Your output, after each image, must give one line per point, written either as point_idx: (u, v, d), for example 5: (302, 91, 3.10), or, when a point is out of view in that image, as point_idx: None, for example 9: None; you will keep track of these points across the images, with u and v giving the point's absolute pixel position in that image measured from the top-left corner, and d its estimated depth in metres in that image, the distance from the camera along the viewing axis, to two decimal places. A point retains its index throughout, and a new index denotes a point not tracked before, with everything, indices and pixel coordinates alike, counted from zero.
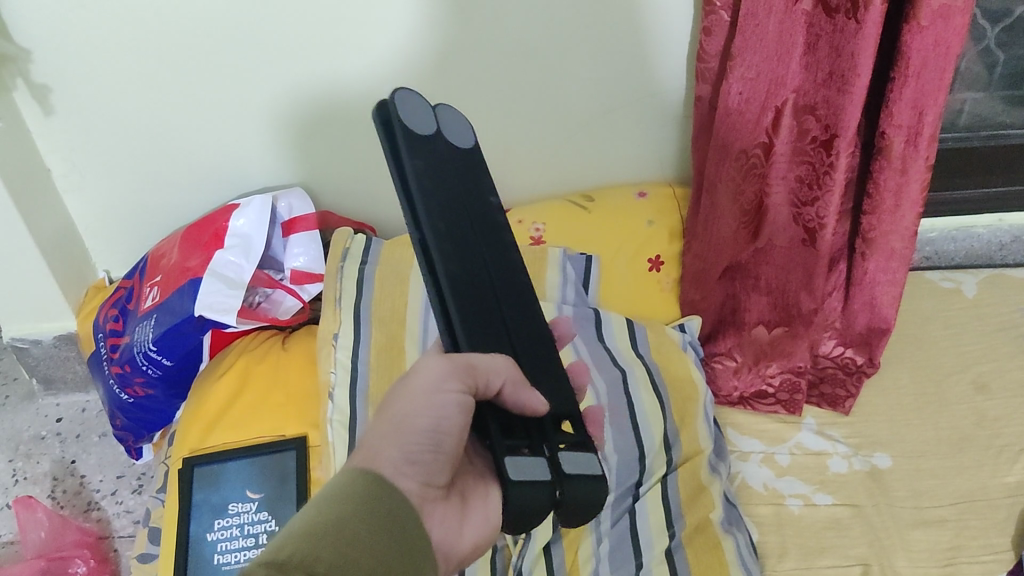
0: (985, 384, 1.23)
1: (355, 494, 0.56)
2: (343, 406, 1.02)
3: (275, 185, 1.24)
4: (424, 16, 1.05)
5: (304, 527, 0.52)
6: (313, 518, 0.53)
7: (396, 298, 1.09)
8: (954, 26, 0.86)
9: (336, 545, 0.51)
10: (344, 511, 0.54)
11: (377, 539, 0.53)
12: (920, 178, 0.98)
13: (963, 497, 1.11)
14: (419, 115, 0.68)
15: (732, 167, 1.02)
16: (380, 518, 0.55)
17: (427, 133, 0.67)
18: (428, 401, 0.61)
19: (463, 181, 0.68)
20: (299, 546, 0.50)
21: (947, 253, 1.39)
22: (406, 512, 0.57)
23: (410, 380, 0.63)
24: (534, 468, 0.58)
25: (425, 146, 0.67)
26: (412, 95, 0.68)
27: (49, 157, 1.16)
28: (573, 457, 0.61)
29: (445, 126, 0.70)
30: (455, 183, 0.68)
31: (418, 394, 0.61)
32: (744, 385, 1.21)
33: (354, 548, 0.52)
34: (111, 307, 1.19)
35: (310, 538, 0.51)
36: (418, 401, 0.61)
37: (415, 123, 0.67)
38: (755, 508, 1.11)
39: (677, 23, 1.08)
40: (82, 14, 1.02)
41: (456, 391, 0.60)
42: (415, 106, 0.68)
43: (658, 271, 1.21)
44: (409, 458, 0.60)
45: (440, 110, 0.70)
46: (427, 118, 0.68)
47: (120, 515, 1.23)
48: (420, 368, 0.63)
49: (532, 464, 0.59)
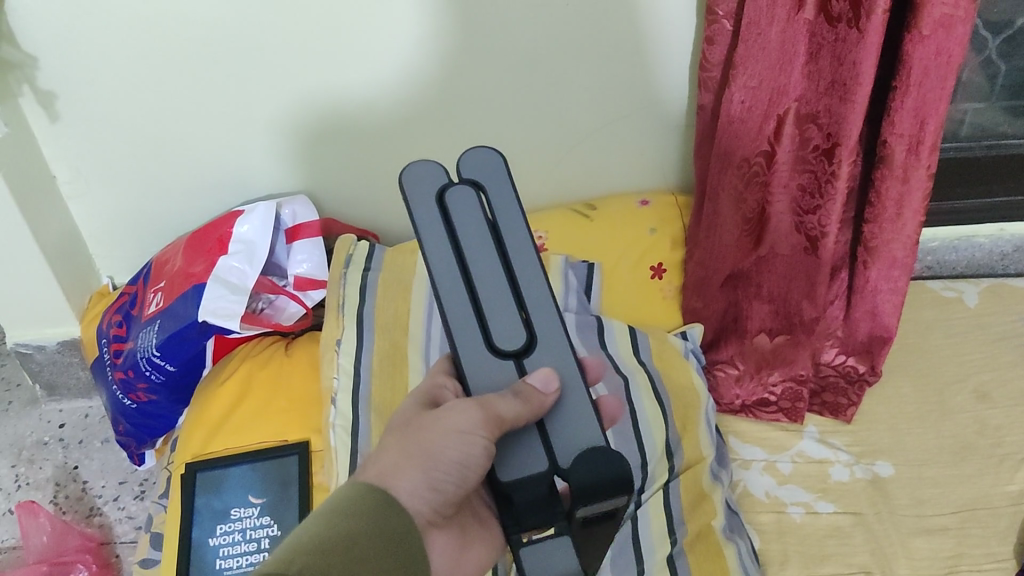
0: (986, 393, 1.23)
1: (359, 512, 0.57)
2: (344, 411, 1.02)
3: (279, 192, 1.24)
4: (428, 24, 1.06)
5: (314, 539, 0.53)
6: (320, 531, 0.54)
7: (398, 304, 1.09)
8: (955, 36, 0.87)
9: (343, 560, 0.52)
10: (350, 526, 0.55)
11: (383, 555, 0.55)
12: (921, 187, 0.99)
13: (964, 505, 1.11)
14: (434, 186, 0.66)
15: (734, 176, 1.03)
16: (383, 537, 0.56)
17: (474, 208, 0.65)
18: (459, 438, 0.63)
19: (484, 261, 0.65)
20: (310, 557, 0.51)
21: (949, 263, 1.39)
22: (410, 533, 0.59)
23: (442, 412, 0.66)
24: (548, 555, 0.64)
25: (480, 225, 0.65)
26: (409, 171, 0.66)
27: (54, 163, 1.17)
28: (536, 555, 0.64)
29: (413, 211, 0.65)
30: (492, 268, 0.65)
31: (449, 429, 0.64)
32: (745, 395, 1.21)
33: (362, 564, 0.53)
34: (115, 313, 1.20)
35: (318, 551, 0.52)
36: (448, 438, 0.64)
37: (459, 197, 0.65)
38: (756, 516, 1.11)
39: (679, 31, 1.08)
40: (88, 21, 1.03)
41: (482, 439, 0.63)
42: (429, 172, 0.66)
43: (660, 278, 1.21)
44: (432, 484, 0.65)
45: (464, 168, 0.66)
46: (422, 202, 0.65)
47: (121, 521, 1.23)
48: (452, 406, 0.65)
49: (550, 553, 0.64)
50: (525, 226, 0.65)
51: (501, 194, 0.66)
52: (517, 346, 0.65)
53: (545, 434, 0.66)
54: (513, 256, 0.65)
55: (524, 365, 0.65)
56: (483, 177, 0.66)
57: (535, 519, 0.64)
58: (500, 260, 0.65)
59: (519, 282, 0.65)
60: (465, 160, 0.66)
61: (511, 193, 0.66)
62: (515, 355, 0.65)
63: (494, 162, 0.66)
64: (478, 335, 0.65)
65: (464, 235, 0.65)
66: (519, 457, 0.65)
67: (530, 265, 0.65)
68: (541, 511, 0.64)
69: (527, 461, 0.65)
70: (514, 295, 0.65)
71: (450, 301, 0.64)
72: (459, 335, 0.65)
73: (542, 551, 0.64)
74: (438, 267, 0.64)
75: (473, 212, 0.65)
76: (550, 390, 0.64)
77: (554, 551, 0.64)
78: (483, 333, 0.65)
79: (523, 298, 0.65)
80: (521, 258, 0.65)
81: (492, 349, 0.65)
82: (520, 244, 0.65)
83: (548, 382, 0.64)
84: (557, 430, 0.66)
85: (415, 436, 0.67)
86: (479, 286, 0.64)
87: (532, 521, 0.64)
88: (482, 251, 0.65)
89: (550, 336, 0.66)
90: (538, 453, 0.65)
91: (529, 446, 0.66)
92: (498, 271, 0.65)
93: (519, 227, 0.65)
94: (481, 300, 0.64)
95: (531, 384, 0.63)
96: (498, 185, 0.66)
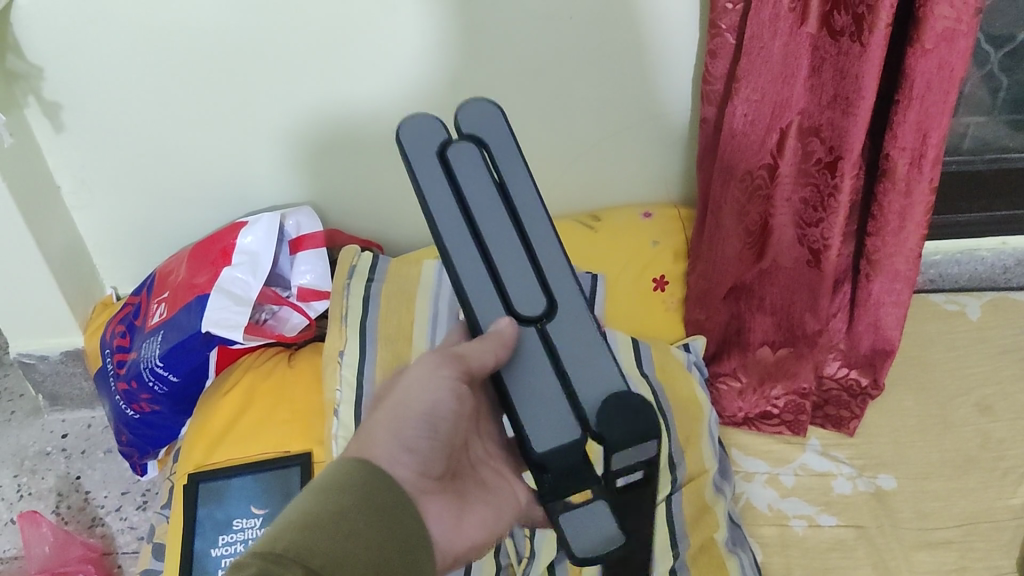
0: (989, 406, 1.23)
1: (351, 486, 0.57)
2: (348, 423, 1.04)
3: (283, 204, 1.24)
4: (432, 35, 1.06)
5: (306, 518, 0.53)
6: (312, 508, 0.54)
7: (401, 316, 1.10)
8: (958, 50, 0.87)
9: (332, 539, 0.52)
10: (343, 503, 0.55)
11: (373, 529, 0.55)
12: (924, 202, 0.99)
13: (968, 519, 1.11)
14: (435, 142, 0.64)
15: (737, 189, 1.02)
16: (376, 512, 0.57)
17: (485, 176, 0.63)
18: (425, 387, 0.68)
19: (502, 232, 0.63)
20: (298, 537, 0.52)
21: (951, 276, 1.38)
22: (402, 505, 0.59)
23: (408, 379, 0.69)
24: (589, 523, 0.63)
25: (489, 195, 0.63)
26: (406, 124, 0.64)
27: (59, 174, 1.17)
28: (576, 524, 0.63)
29: (417, 173, 0.64)
30: (507, 236, 0.63)
31: (418, 386, 0.68)
32: (748, 407, 1.21)
33: (352, 541, 0.53)
34: (118, 323, 1.20)
35: (306, 529, 0.52)
36: (417, 390, 0.68)
37: (463, 159, 0.63)
38: (759, 529, 1.11)
39: (683, 43, 1.08)
40: (93, 32, 1.03)
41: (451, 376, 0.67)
42: (428, 131, 0.64)
43: (662, 290, 1.22)
44: (408, 445, 0.65)
45: (465, 125, 0.64)
46: (424, 159, 0.64)
47: (124, 531, 1.23)
48: (416, 371, 0.69)
49: (589, 520, 0.63)
50: (533, 188, 0.64)
51: (505, 155, 0.64)
52: (537, 310, 0.64)
53: (568, 386, 0.64)
54: (524, 217, 0.64)
55: (547, 330, 0.64)
56: (484, 139, 0.64)
57: (570, 482, 0.64)
58: (516, 231, 0.64)
59: (537, 253, 0.64)
60: (464, 117, 0.64)
61: (515, 153, 0.65)
62: (537, 321, 0.64)
63: (494, 119, 0.65)
64: (498, 303, 0.64)
65: (469, 192, 0.63)
66: (546, 416, 0.63)
67: (542, 228, 0.64)
68: (574, 476, 0.64)
69: (552, 422, 0.63)
70: (531, 263, 0.64)
71: (466, 270, 0.63)
72: (480, 304, 0.64)
73: (583, 518, 0.63)
74: (446, 234, 0.63)
75: (478, 173, 0.63)
76: (509, 325, 0.63)
77: (590, 517, 0.63)
78: (501, 297, 0.64)
79: (540, 263, 0.64)
80: (532, 219, 0.64)
81: (511, 314, 0.64)
82: (533, 212, 0.64)
83: (506, 317, 0.63)
84: (576, 374, 0.64)
85: (383, 408, 0.68)
86: (491, 251, 0.63)
87: (565, 486, 0.64)
88: (489, 211, 0.63)
89: (571, 300, 0.64)
90: (564, 414, 0.64)
91: (551, 402, 0.64)
92: (509, 233, 0.63)
93: (528, 192, 0.64)
94: (497, 268, 0.63)
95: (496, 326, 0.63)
96: (502, 143, 0.65)
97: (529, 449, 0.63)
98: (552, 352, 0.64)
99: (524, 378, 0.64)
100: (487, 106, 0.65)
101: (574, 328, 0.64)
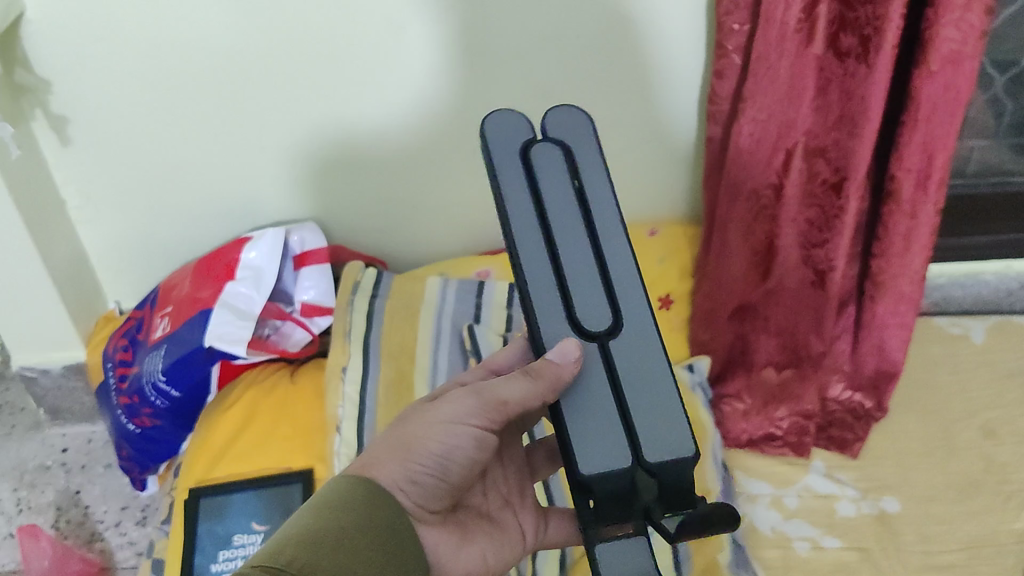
0: (993, 430, 1.22)
1: (351, 504, 0.59)
2: (349, 439, 1.02)
3: (286, 219, 1.24)
4: (441, 56, 1.07)
5: (308, 532, 0.55)
6: (314, 524, 0.56)
7: (404, 333, 1.11)
8: (964, 72, 0.87)
9: (333, 554, 0.54)
10: (343, 519, 0.57)
11: (372, 547, 0.57)
12: (930, 223, 1.00)
13: (972, 542, 1.10)
14: (518, 138, 0.68)
15: (743, 206, 1.04)
16: (375, 530, 0.59)
17: (558, 171, 0.67)
18: (442, 427, 0.67)
19: (573, 229, 0.65)
20: (302, 551, 0.54)
21: (955, 299, 1.38)
22: (399, 528, 0.61)
23: (427, 407, 0.69)
24: (626, 557, 0.63)
25: (559, 190, 0.66)
26: (492, 119, 0.68)
27: (65, 188, 1.17)
28: (611, 555, 0.63)
29: (496, 161, 0.67)
30: (578, 233, 0.65)
31: (432, 420, 0.67)
32: (752, 428, 1.19)
33: (352, 557, 0.55)
34: (120, 338, 1.20)
35: (310, 544, 0.54)
36: (433, 427, 0.67)
37: (544, 153, 0.67)
38: (762, 551, 1.10)
39: (689, 63, 1.09)
40: (102, 48, 1.04)
41: (472, 426, 0.67)
42: (515, 124, 0.68)
43: (667, 309, 1.21)
44: (413, 478, 0.66)
45: (553, 124, 0.69)
46: (506, 152, 0.67)
47: (123, 547, 1.23)
48: (440, 401, 0.69)
49: (628, 553, 0.63)
50: (611, 195, 0.68)
51: (587, 159, 0.68)
52: (603, 324, 0.64)
53: (625, 413, 0.62)
54: (596, 217, 0.66)
55: (609, 347, 0.64)
56: (566, 140, 0.68)
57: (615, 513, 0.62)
58: (588, 230, 0.66)
59: (605, 258, 0.66)
60: (552, 116, 0.69)
61: (597, 159, 0.68)
62: (600, 338, 0.64)
63: (582, 124, 0.69)
64: (560, 301, 0.65)
65: (545, 188, 0.66)
66: (601, 444, 0.61)
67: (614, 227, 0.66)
68: (619, 505, 0.62)
69: (608, 451, 0.61)
70: (599, 269, 0.65)
71: (530, 262, 0.64)
72: (541, 305, 0.64)
73: (620, 551, 0.63)
74: (515, 220, 0.65)
75: (556, 168, 0.67)
76: (572, 361, 0.62)
77: (630, 551, 0.63)
78: (563, 301, 0.65)
79: (608, 268, 0.66)
80: (603, 220, 0.66)
81: (576, 328, 0.64)
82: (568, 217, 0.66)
83: (572, 346, 0.62)
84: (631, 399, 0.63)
85: (395, 432, 0.68)
86: (559, 250, 0.65)
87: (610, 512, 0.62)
88: (562, 207, 0.66)
89: (637, 311, 0.65)
90: (621, 445, 0.61)
91: (611, 435, 0.61)
92: (581, 232, 0.65)
93: (604, 195, 0.67)
94: (564, 269, 0.65)
95: (547, 360, 0.62)
96: (584, 144, 0.69)
97: (576, 469, 0.61)
98: (609, 364, 0.64)
99: (579, 400, 0.63)
100: (576, 113, 0.70)
101: (638, 343, 0.64)
